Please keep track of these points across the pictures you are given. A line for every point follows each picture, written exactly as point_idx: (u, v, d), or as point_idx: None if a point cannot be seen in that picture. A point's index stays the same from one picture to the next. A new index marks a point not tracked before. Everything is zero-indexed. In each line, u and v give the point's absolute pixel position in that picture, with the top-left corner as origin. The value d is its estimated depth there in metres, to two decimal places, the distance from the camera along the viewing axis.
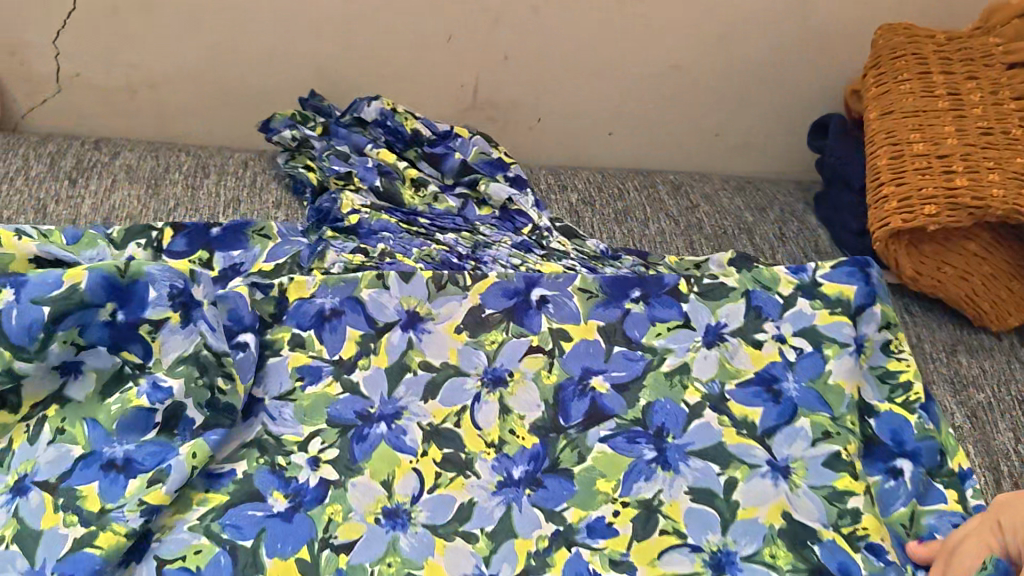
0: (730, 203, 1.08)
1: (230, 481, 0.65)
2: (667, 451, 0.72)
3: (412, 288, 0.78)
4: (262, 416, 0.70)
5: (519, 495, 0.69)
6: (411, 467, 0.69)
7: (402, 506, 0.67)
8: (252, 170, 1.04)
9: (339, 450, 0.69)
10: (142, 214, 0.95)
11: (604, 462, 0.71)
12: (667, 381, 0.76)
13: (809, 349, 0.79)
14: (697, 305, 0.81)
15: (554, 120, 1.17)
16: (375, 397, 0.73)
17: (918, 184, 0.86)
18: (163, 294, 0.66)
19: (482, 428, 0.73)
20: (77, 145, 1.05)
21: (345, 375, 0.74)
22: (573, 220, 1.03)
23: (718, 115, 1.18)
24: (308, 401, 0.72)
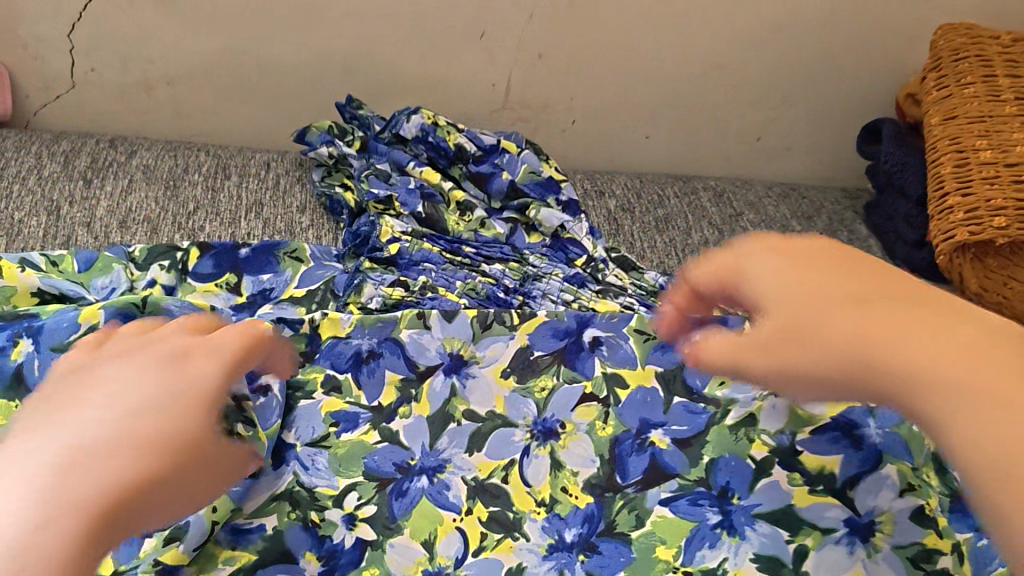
0: (775, 212, 1.03)
1: (259, 538, 0.56)
2: (731, 513, 0.58)
3: (456, 329, 0.70)
4: (294, 465, 0.61)
5: (571, 561, 0.58)
6: (456, 525, 0.59)
7: (444, 570, 0.57)
8: (275, 171, 0.99)
9: (377, 506, 0.60)
10: (160, 217, 0.90)
11: (663, 528, 0.58)
12: None
13: None
14: None
15: (589, 122, 1.11)
16: (415, 447, 0.64)
17: (987, 196, 0.81)
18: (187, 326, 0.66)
19: (532, 485, 0.62)
20: (92, 143, 1.00)
21: (385, 423, 0.65)
22: (612, 229, 0.97)
23: (760, 118, 1.13)
24: (343, 448, 0.63)
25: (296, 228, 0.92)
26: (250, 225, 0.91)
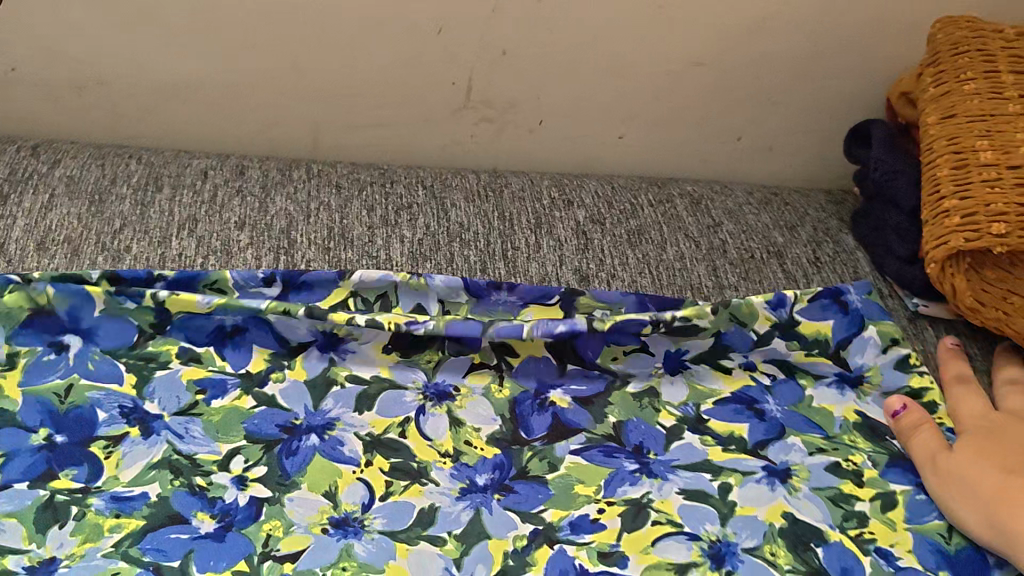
0: (757, 221, 0.96)
1: (144, 504, 0.66)
2: (651, 464, 0.72)
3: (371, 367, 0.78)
4: (166, 433, 0.70)
5: (487, 499, 0.69)
6: (356, 476, 0.70)
7: (352, 515, 0.67)
8: (212, 181, 0.91)
9: (267, 467, 0.70)
10: (83, 237, 0.82)
11: (581, 470, 0.72)
12: (636, 402, 0.78)
13: (784, 377, 0.80)
14: (659, 338, 0.80)
15: (557, 123, 1.03)
16: (298, 409, 0.74)
17: (987, 199, 0.74)
18: (114, 414, 0.71)
19: (434, 439, 0.74)
20: (12, 150, 0.91)
21: (258, 388, 0.75)
22: (580, 244, 0.90)
23: (742, 117, 1.05)
24: (217, 417, 0.72)
25: (233, 247, 0.84)
26: (182, 245, 0.83)
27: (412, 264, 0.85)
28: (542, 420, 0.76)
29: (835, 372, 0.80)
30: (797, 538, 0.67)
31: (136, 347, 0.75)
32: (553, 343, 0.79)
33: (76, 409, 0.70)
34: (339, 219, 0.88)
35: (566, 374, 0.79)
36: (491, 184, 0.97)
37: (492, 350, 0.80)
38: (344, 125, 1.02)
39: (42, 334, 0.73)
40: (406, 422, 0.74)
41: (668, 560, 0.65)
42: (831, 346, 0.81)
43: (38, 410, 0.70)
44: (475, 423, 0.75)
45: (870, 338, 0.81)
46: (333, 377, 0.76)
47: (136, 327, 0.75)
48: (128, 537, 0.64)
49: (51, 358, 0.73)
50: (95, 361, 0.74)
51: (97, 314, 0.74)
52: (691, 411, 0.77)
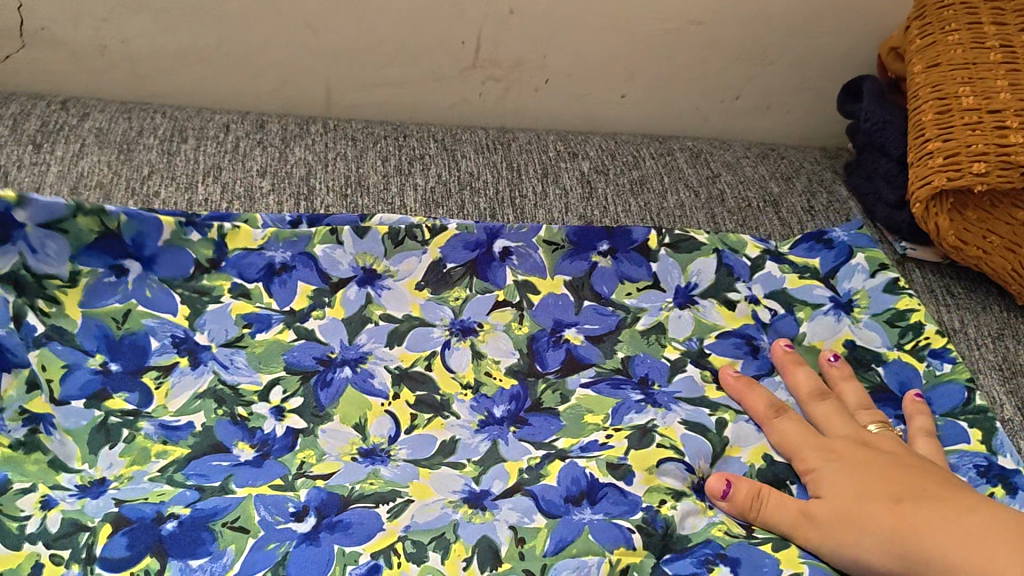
0: (754, 173, 1.00)
1: (190, 434, 0.70)
2: (656, 394, 0.75)
3: (400, 307, 0.81)
4: (213, 364, 0.75)
5: (504, 432, 0.73)
6: (384, 410, 0.74)
7: (380, 447, 0.71)
8: (234, 133, 0.95)
9: (304, 398, 0.73)
10: (113, 183, 0.87)
11: (591, 402, 0.75)
12: (644, 339, 0.81)
13: (782, 311, 0.84)
14: (668, 264, 0.86)
15: (562, 81, 1.08)
16: (335, 343, 0.78)
17: (968, 141, 0.78)
18: (166, 343, 0.76)
19: (456, 371, 0.77)
20: (43, 105, 0.95)
21: (299, 323, 0.79)
22: (585, 192, 0.94)
23: (739, 76, 1.09)
24: (262, 348, 0.77)
25: (256, 193, 0.88)
26: (208, 191, 0.87)
27: (426, 210, 0.90)
28: (557, 354, 0.79)
29: (828, 296, 0.85)
30: (775, 476, 0.69)
31: (191, 279, 0.79)
32: (571, 281, 0.85)
33: (131, 337, 0.75)
34: (355, 168, 0.93)
35: (581, 312, 0.83)
36: (499, 139, 1.01)
37: (514, 289, 0.84)
38: (358, 83, 1.06)
39: (103, 258, 0.77)
40: (432, 356, 0.78)
41: (668, 484, 0.67)
42: (820, 272, 0.87)
43: (99, 334, 0.74)
44: (495, 356, 0.79)
45: (857, 264, 0.87)
46: (367, 316, 0.80)
47: (193, 259, 0.80)
48: (173, 464, 0.68)
49: (111, 280, 0.77)
50: (152, 289, 0.78)
51: (159, 244, 0.79)
52: (694, 345, 0.81)
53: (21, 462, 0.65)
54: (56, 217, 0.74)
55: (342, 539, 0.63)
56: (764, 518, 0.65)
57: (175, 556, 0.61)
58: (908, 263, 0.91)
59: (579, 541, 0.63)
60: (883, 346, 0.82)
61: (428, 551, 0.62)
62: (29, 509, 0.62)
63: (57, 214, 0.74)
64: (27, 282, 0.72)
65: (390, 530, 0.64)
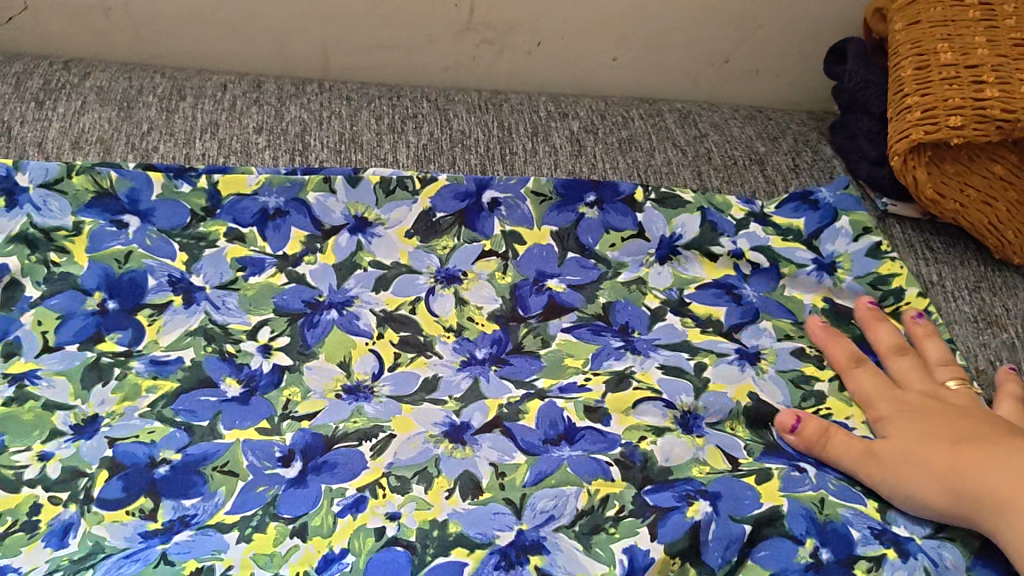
0: (740, 133, 1.02)
1: (177, 368, 0.73)
2: (635, 341, 0.78)
3: (389, 253, 0.85)
4: (207, 305, 0.78)
5: (485, 370, 0.76)
6: (368, 348, 0.77)
7: (364, 383, 0.74)
8: (231, 92, 0.97)
9: (291, 337, 0.77)
10: (114, 138, 0.89)
11: (569, 345, 0.78)
12: (625, 287, 0.83)
13: (765, 264, 0.86)
14: (653, 214, 0.88)
15: (554, 44, 1.09)
16: (323, 287, 0.81)
17: (945, 96, 0.80)
18: (163, 282, 0.79)
19: (440, 315, 0.81)
20: (45, 64, 0.98)
21: (290, 267, 0.82)
22: (574, 150, 0.96)
23: (729, 40, 1.11)
24: (254, 290, 0.80)
25: (252, 148, 0.91)
26: (205, 146, 0.90)
27: (417, 166, 0.92)
28: (539, 300, 0.82)
29: (811, 258, 0.87)
30: (761, 412, 0.72)
31: (188, 228, 0.82)
32: (557, 232, 0.87)
33: (129, 274, 0.78)
34: (349, 126, 0.95)
35: (564, 265, 0.86)
36: (491, 100, 1.03)
37: (502, 239, 0.86)
38: (355, 45, 1.08)
39: (103, 212, 0.81)
40: (417, 301, 0.81)
41: (646, 422, 0.69)
42: (804, 234, 0.88)
43: (98, 275, 0.77)
44: (478, 302, 0.82)
45: (841, 227, 0.88)
46: (357, 262, 0.83)
47: (189, 210, 0.83)
48: (162, 398, 0.70)
49: (112, 230, 0.80)
50: (151, 238, 0.81)
51: (154, 198, 0.82)
52: (676, 295, 0.83)
53: (16, 414, 0.68)
54: (55, 178, 0.80)
55: (328, 478, 0.65)
56: (832, 454, 0.68)
57: (168, 497, 0.64)
58: (889, 219, 0.92)
59: (558, 474, 0.65)
60: (862, 302, 0.84)
61: (411, 483, 0.65)
62: (25, 461, 0.65)
63: (53, 175, 0.80)
64: (37, 239, 0.78)
65: (374, 468, 0.66)
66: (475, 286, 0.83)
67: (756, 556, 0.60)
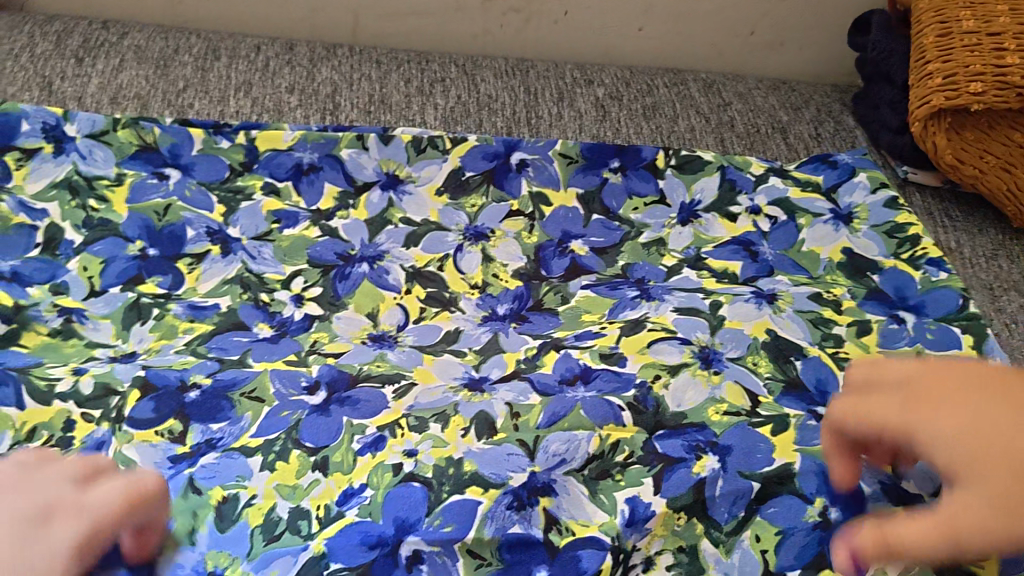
0: (764, 102, 1.03)
1: (214, 313, 0.75)
2: (652, 289, 0.79)
3: (417, 209, 0.87)
4: (242, 254, 0.81)
5: (505, 325, 0.78)
6: (395, 303, 0.79)
7: (389, 333, 0.77)
8: (265, 54, 1.00)
9: (323, 288, 0.79)
10: (151, 95, 0.92)
11: (592, 301, 0.79)
12: (644, 249, 0.85)
13: (783, 219, 0.88)
14: (674, 181, 0.91)
15: (581, 14, 1.11)
16: (354, 241, 0.83)
17: (966, 62, 0.81)
18: (201, 233, 0.81)
19: (465, 272, 0.83)
20: (84, 24, 1.00)
21: (324, 222, 0.84)
22: (599, 115, 0.98)
23: (754, 13, 1.12)
24: (288, 242, 0.82)
25: (284, 107, 0.93)
26: (239, 104, 0.92)
27: (445, 127, 0.94)
28: (562, 262, 0.84)
29: (828, 208, 0.89)
30: (780, 351, 0.72)
31: (227, 181, 0.85)
32: (583, 195, 0.89)
33: (169, 226, 0.81)
34: (379, 88, 0.97)
35: (589, 226, 0.87)
36: (518, 66, 1.05)
37: (529, 200, 0.88)
38: (385, 13, 1.10)
39: (146, 164, 0.84)
40: (444, 258, 0.83)
41: (662, 362, 0.69)
42: (822, 186, 0.91)
43: (140, 225, 0.80)
44: (503, 259, 0.84)
45: (859, 181, 0.90)
46: (388, 219, 0.85)
47: (227, 164, 0.86)
48: (198, 338, 0.73)
49: (154, 182, 0.83)
50: (191, 190, 0.84)
51: (194, 152, 0.86)
52: (693, 253, 0.85)
53: (60, 345, 0.71)
54: (101, 131, 0.84)
55: (351, 411, 0.67)
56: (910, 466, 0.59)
57: (197, 420, 0.66)
58: (909, 186, 0.94)
59: (570, 415, 0.65)
60: (880, 256, 0.84)
61: (429, 423, 0.65)
62: (60, 374, 0.67)
63: (98, 126, 0.84)
64: (80, 185, 0.81)
65: (395, 408, 0.67)
66: (500, 243, 0.85)
67: (766, 512, 0.59)
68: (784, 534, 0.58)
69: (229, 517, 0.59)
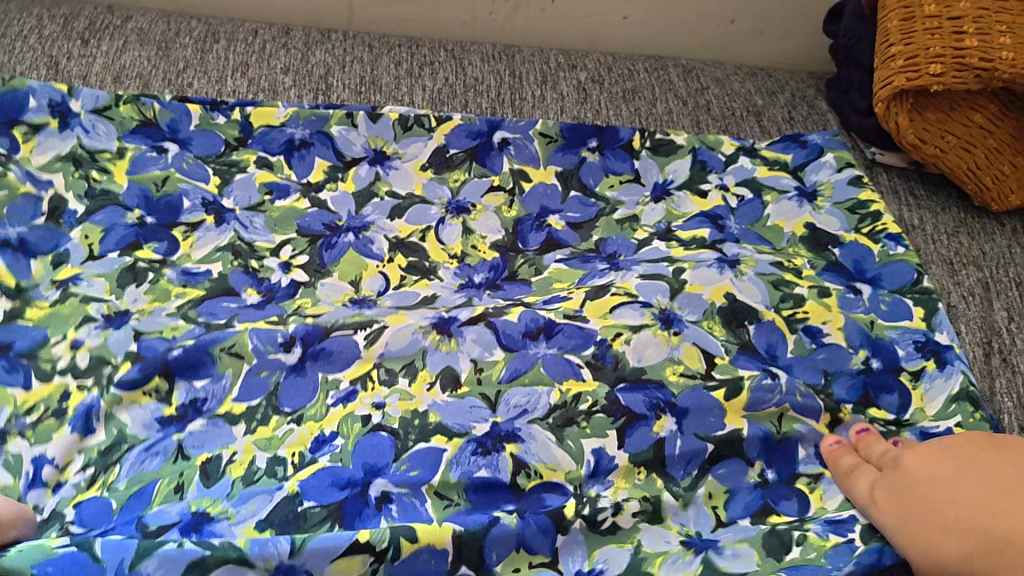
0: (740, 87, 1.07)
1: (206, 279, 0.79)
2: (621, 262, 0.83)
3: (401, 183, 0.91)
4: (234, 224, 0.84)
5: (479, 292, 0.82)
6: (377, 270, 0.83)
7: (369, 297, 0.80)
8: (262, 37, 1.04)
9: (309, 256, 0.83)
10: (152, 74, 0.96)
11: (562, 271, 0.83)
12: (618, 225, 0.89)
13: (750, 197, 0.92)
14: (649, 163, 0.95)
15: (567, 3, 1.15)
16: (340, 213, 0.88)
17: (926, 45, 0.85)
18: (196, 203, 0.85)
19: (446, 244, 0.87)
20: (91, 8, 1.05)
21: (313, 194, 0.89)
22: (580, 98, 1.02)
23: (734, 3, 1.16)
24: (278, 213, 0.86)
25: (279, 87, 0.97)
26: (236, 84, 0.97)
27: (432, 108, 0.99)
28: (538, 236, 0.88)
29: (794, 185, 0.93)
30: (736, 314, 0.75)
31: (221, 156, 0.89)
32: (561, 172, 0.93)
33: (167, 196, 0.85)
34: (370, 70, 1.01)
35: (567, 202, 0.91)
36: (505, 51, 1.09)
37: (509, 177, 0.92)
38: (378, 1, 1.14)
39: (146, 139, 0.88)
40: (426, 230, 0.87)
41: (624, 322, 0.73)
42: (789, 165, 0.96)
43: (139, 195, 0.84)
44: (483, 233, 0.88)
45: (826, 161, 0.95)
46: (374, 191, 0.90)
47: (223, 140, 0.90)
48: (188, 303, 0.77)
49: (153, 155, 0.87)
50: (188, 162, 0.88)
51: (192, 127, 0.90)
52: (664, 226, 0.88)
53: (61, 312, 0.73)
54: (104, 106, 0.88)
55: (325, 367, 0.72)
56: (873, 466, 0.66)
57: (181, 377, 0.70)
58: (876, 167, 0.98)
59: (531, 372, 0.70)
60: (841, 231, 0.88)
61: (398, 375, 0.71)
62: (61, 351, 0.70)
63: (102, 102, 0.88)
64: (82, 157, 0.84)
65: (367, 357, 0.73)
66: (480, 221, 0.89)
67: (716, 473, 0.67)
68: (732, 492, 0.66)
69: (214, 474, 0.65)
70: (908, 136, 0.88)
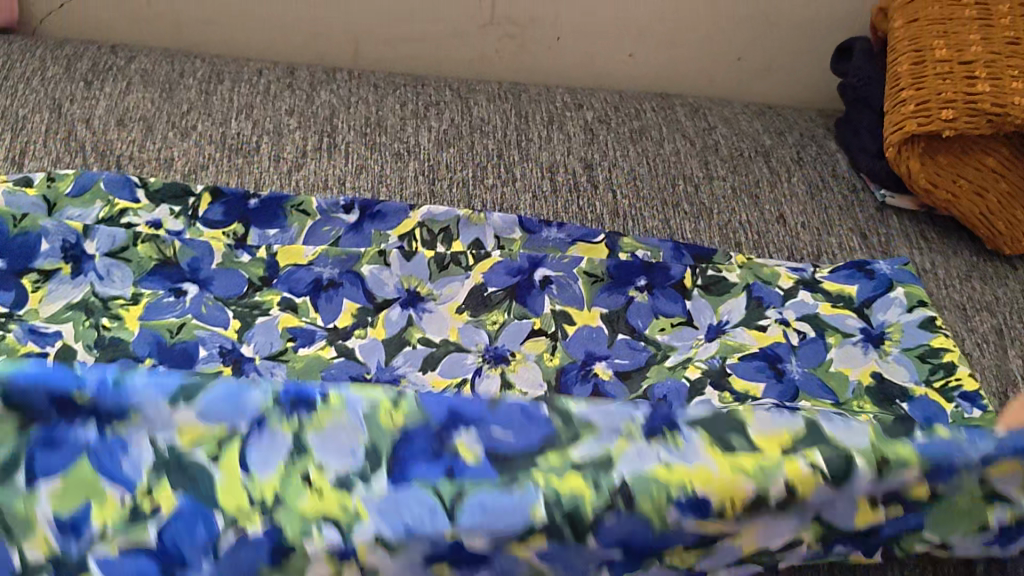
0: (748, 127, 1.07)
1: None
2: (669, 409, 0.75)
3: (413, 269, 0.85)
4: (251, 374, 0.75)
5: None
6: None
7: None
8: (266, 78, 1.03)
9: None
10: (156, 117, 0.95)
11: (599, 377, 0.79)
12: (669, 373, 0.79)
13: (812, 335, 0.83)
14: (700, 302, 0.85)
15: (573, 39, 1.15)
16: (370, 364, 0.78)
17: (938, 90, 0.84)
18: (213, 352, 0.76)
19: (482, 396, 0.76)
20: (94, 49, 1.05)
21: (340, 341, 0.79)
22: (587, 139, 1.01)
23: (740, 40, 1.16)
24: (301, 363, 0.77)
25: (283, 129, 0.96)
26: (240, 126, 0.96)
27: (437, 149, 0.97)
28: (544, 299, 0.84)
29: (860, 327, 0.84)
30: None
31: (244, 296, 0.81)
32: (607, 314, 0.84)
33: (182, 343, 0.76)
34: (375, 111, 1.01)
35: (614, 346, 0.82)
36: (511, 90, 1.08)
37: (551, 318, 0.83)
38: (384, 38, 1.14)
39: (164, 281, 0.81)
40: (463, 382, 0.77)
41: None
42: (855, 301, 0.86)
43: (150, 343, 0.75)
44: (525, 387, 0.78)
45: (895, 297, 0.85)
46: (407, 339, 0.80)
47: (247, 279, 0.82)
48: None
49: (171, 300, 0.79)
50: (207, 306, 0.80)
51: (214, 266, 0.83)
52: (717, 363, 0.79)
53: None
54: (121, 246, 0.82)
55: None
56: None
57: None
58: (886, 211, 0.97)
59: None
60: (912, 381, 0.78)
61: None
62: None
63: (118, 243, 0.81)
64: (94, 306, 0.77)
65: None
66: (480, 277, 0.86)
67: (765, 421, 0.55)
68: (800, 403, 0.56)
69: None
70: (920, 182, 0.87)
